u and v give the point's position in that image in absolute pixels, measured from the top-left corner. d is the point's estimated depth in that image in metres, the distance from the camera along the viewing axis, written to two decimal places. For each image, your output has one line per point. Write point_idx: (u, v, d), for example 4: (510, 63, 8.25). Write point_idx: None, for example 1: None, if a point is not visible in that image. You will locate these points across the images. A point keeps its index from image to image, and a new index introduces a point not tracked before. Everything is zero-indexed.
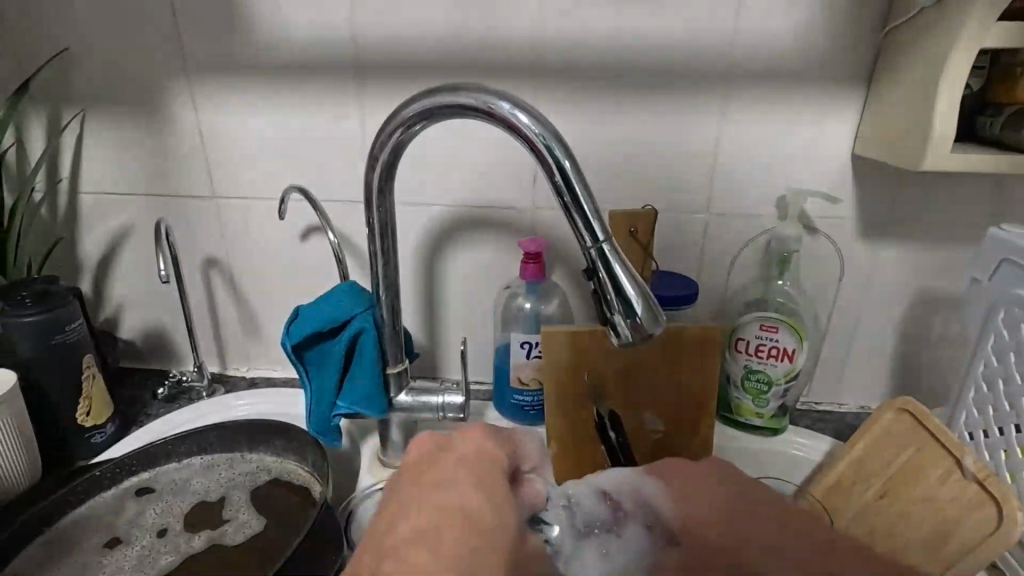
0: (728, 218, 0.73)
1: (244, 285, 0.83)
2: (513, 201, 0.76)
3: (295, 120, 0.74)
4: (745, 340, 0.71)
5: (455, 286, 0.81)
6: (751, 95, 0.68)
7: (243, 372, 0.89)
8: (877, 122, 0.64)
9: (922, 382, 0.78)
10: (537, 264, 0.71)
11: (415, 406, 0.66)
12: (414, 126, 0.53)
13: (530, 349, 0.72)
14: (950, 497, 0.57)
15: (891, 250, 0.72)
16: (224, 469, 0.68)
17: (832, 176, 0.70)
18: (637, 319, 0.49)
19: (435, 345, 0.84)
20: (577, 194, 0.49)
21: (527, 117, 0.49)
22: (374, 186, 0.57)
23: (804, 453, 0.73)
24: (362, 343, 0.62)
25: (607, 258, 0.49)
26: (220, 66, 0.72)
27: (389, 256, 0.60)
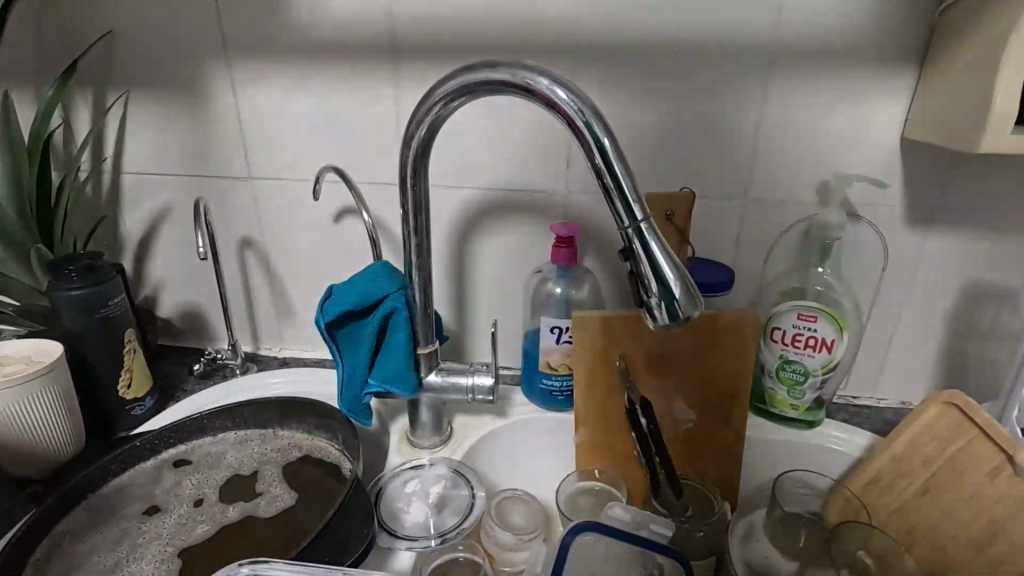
0: (766, 205, 0.71)
1: (278, 266, 0.85)
2: (545, 184, 0.75)
3: (329, 103, 0.74)
4: (782, 329, 0.69)
5: (485, 270, 0.80)
6: (796, 76, 0.65)
7: (277, 352, 0.91)
8: (931, 102, 0.61)
9: (968, 378, 0.75)
10: (570, 248, 0.70)
11: (445, 387, 0.66)
12: (452, 102, 0.52)
13: (560, 334, 0.72)
14: (1000, 493, 0.54)
15: (941, 240, 0.69)
16: (257, 444, 0.70)
17: (879, 161, 0.67)
18: (675, 302, 0.48)
19: (464, 329, 0.84)
20: (616, 173, 0.48)
21: (566, 93, 0.48)
22: (409, 165, 0.56)
23: (840, 448, 0.71)
24: (394, 323, 0.63)
25: (645, 239, 0.48)
26: (257, 49, 0.73)
27: (422, 236, 0.60)
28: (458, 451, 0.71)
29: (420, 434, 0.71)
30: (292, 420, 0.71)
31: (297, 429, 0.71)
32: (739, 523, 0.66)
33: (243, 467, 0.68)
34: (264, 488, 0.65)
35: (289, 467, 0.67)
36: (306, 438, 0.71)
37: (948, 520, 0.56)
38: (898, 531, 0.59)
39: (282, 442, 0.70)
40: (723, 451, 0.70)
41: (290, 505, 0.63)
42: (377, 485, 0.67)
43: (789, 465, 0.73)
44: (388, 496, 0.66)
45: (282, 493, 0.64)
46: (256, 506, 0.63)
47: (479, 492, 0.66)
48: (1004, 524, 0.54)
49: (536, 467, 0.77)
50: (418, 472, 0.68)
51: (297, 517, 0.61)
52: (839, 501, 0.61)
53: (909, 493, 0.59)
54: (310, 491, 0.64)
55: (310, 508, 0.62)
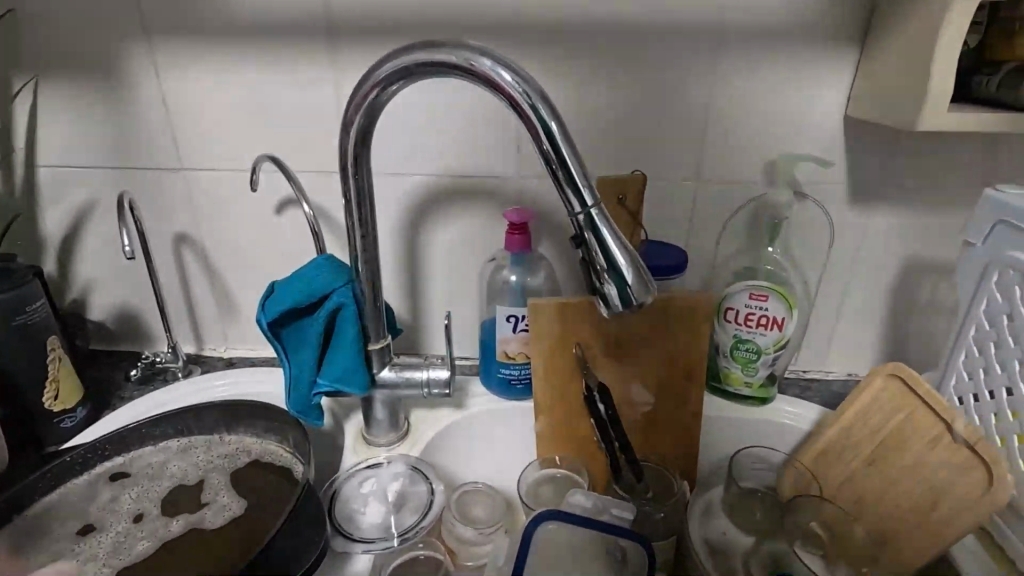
0: (717, 186, 0.71)
1: (218, 262, 0.80)
2: (495, 169, 0.73)
3: (263, 87, 0.69)
4: (735, 309, 0.70)
5: (438, 259, 0.78)
6: (742, 56, 0.65)
7: (222, 352, 0.86)
8: (871, 81, 0.61)
9: (909, 348, 0.78)
10: (523, 235, 0.68)
11: (400, 382, 0.64)
12: (390, 86, 0.49)
13: (516, 323, 0.70)
14: (938, 461, 0.56)
15: (883, 216, 0.71)
16: (202, 452, 0.67)
17: (824, 139, 0.68)
18: (629, 288, 0.47)
19: (419, 320, 0.82)
20: (564, 158, 0.46)
21: (510, 75, 0.46)
22: (349, 153, 0.53)
23: (792, 422, 0.73)
24: (341, 319, 0.60)
25: (595, 224, 0.47)
26: (181, 31, 0.67)
27: (367, 227, 0.57)
28: (417, 446, 0.70)
29: (375, 431, 0.69)
30: (240, 424, 0.67)
31: (245, 433, 0.67)
32: (698, 501, 0.66)
33: (188, 476, 0.64)
34: (210, 497, 0.62)
35: (237, 474, 0.64)
36: (255, 442, 0.67)
37: (892, 488, 0.58)
38: (846, 501, 0.61)
39: (229, 448, 0.67)
40: (680, 431, 0.71)
41: (238, 514, 0.60)
42: (332, 487, 0.65)
43: (744, 441, 0.74)
44: (344, 498, 0.64)
45: (230, 502, 0.61)
46: (201, 518, 0.60)
47: (438, 487, 0.64)
48: (943, 493, 0.55)
49: (497, 457, 0.76)
50: (375, 471, 0.66)
51: (247, 527, 0.58)
52: (791, 475, 0.63)
53: (856, 463, 0.60)
54: (260, 499, 0.61)
55: (261, 517, 0.59)
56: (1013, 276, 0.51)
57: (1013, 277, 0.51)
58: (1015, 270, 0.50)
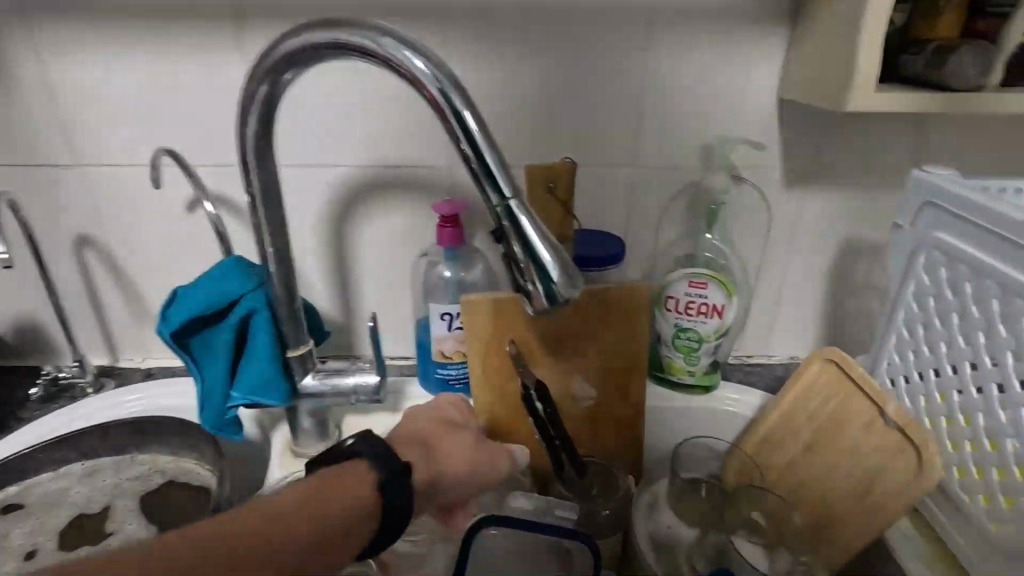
0: (654, 171, 0.69)
1: (126, 266, 0.74)
2: (423, 158, 0.68)
3: (160, 73, 0.63)
4: (675, 297, 0.68)
5: (368, 255, 0.74)
6: (673, 35, 0.62)
7: (138, 363, 0.80)
8: (801, 61, 0.60)
9: (847, 329, 0.78)
10: (455, 228, 0.64)
11: (326, 390, 0.60)
12: (286, 72, 0.45)
13: (451, 320, 0.67)
14: (872, 446, 0.55)
15: (818, 198, 0.70)
16: (109, 475, 0.61)
17: (758, 122, 0.66)
18: (554, 285, 0.44)
19: (352, 320, 0.78)
20: (479, 146, 0.43)
21: (415, 56, 0.42)
22: (248, 145, 0.48)
23: (735, 409, 0.72)
24: (254, 326, 0.56)
25: (515, 217, 0.44)
26: (62, 11, 0.60)
27: (276, 224, 0.52)
28: None
29: (302, 443, 0.64)
30: (151, 442, 0.62)
31: (158, 451, 0.62)
32: (643, 495, 0.65)
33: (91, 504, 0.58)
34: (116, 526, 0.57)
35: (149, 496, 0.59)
36: (170, 460, 0.62)
37: (830, 473, 0.58)
38: (787, 489, 0.60)
39: (140, 469, 0.61)
40: (624, 424, 0.69)
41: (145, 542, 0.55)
42: None
43: (689, 430, 0.73)
44: None
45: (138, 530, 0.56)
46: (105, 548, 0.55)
47: None
48: (877, 477, 0.55)
49: None
50: None
51: None
52: (735, 463, 0.62)
53: (796, 450, 0.60)
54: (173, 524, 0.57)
55: None
56: (939, 257, 0.50)
57: (939, 258, 0.50)
58: (940, 251, 0.50)
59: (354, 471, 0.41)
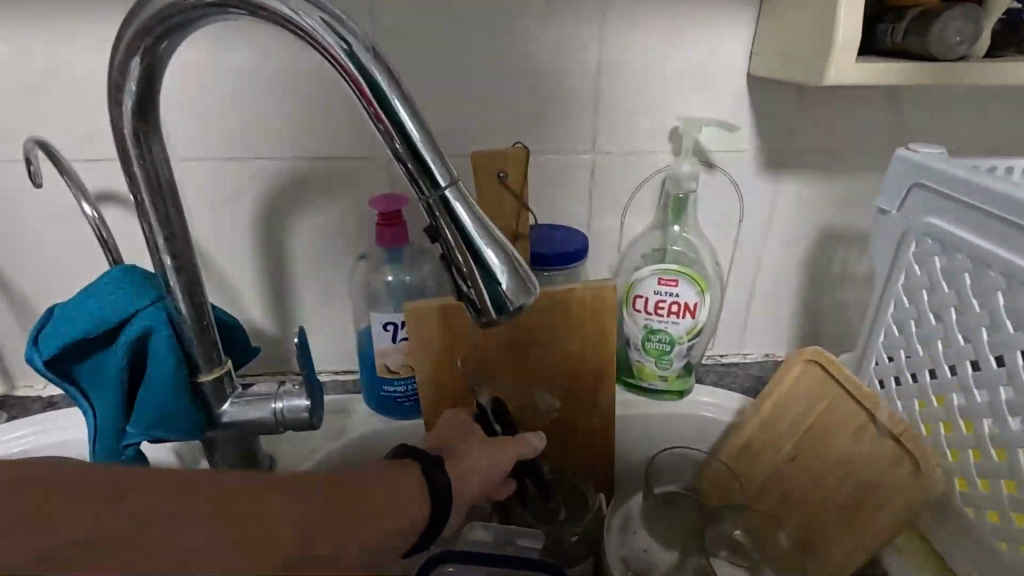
0: (617, 158, 0.63)
1: (14, 279, 0.63)
2: (358, 147, 0.60)
3: (37, 51, 0.53)
4: (643, 296, 0.62)
5: (300, 258, 0.65)
6: (633, 4, 0.56)
7: (38, 390, 0.69)
8: (773, 32, 0.55)
9: (824, 323, 0.73)
10: (396, 227, 0.57)
11: (246, 419, 0.51)
12: (162, 40, 0.36)
13: (396, 331, 0.59)
14: (863, 455, 0.50)
15: (792, 184, 0.65)
16: None
17: (727, 101, 0.61)
18: (501, 291, 0.37)
19: (287, 333, 0.69)
20: (405, 127, 0.35)
21: (320, 18, 0.34)
22: (128, 131, 0.40)
23: (711, 414, 0.66)
24: (150, 348, 0.46)
25: (453, 211, 0.37)
26: None
27: (172, 226, 0.44)
28: None
29: None
30: None
31: None
32: (614, 515, 0.57)
33: None
34: None
35: None
36: None
37: (817, 484, 0.53)
38: (771, 503, 0.55)
39: None
40: (593, 438, 0.63)
41: None
42: None
43: (663, 439, 0.68)
44: None
45: None
46: None
47: None
48: (869, 489, 0.50)
49: None
50: None
51: None
52: (711, 475, 0.56)
53: (780, 460, 0.54)
54: None
55: None
56: (931, 245, 0.45)
57: (931, 246, 0.45)
58: (932, 239, 0.45)
59: (405, 482, 0.41)
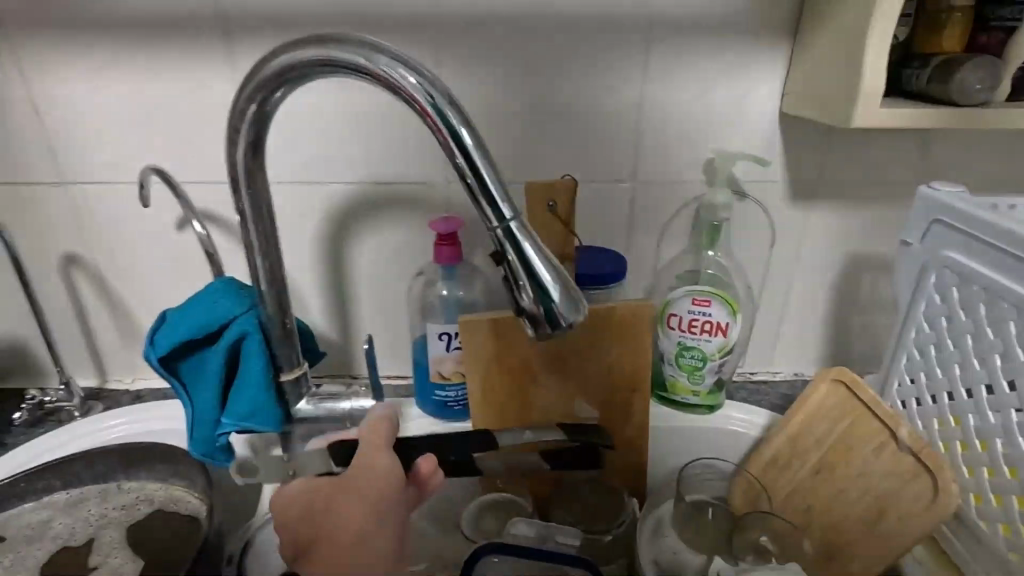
0: (655, 186, 0.68)
1: (115, 286, 0.72)
2: (420, 173, 0.67)
3: (150, 89, 0.62)
4: (678, 315, 0.67)
5: (362, 273, 0.72)
6: (673, 51, 0.61)
7: (127, 384, 0.77)
8: (804, 76, 0.59)
9: (852, 345, 0.77)
10: (454, 246, 0.63)
11: (321, 415, 0.58)
12: (276, 91, 0.43)
13: (449, 340, 0.65)
14: (884, 470, 0.53)
15: (822, 213, 0.69)
16: (94, 504, 0.58)
17: (760, 137, 0.65)
18: (554, 308, 0.43)
19: (348, 339, 0.76)
20: (477, 167, 0.41)
21: (411, 75, 0.40)
22: (240, 166, 0.47)
23: (740, 428, 0.70)
24: (245, 349, 0.54)
25: (515, 239, 0.42)
26: (48, 25, 0.59)
27: (269, 246, 0.51)
28: None
29: None
30: (139, 468, 0.59)
31: (147, 478, 0.59)
32: (648, 517, 0.62)
33: (77, 535, 0.55)
34: (100, 560, 0.54)
35: (136, 528, 0.56)
36: (159, 488, 0.59)
37: (840, 497, 0.55)
38: (795, 514, 0.58)
39: (127, 497, 0.58)
40: (628, 446, 0.67)
41: None
42: (244, 534, 0.57)
43: (694, 450, 0.72)
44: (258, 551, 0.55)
45: (125, 563, 0.53)
46: None
47: None
48: (889, 501, 0.53)
49: None
50: None
51: None
52: (741, 484, 0.60)
53: (805, 473, 0.58)
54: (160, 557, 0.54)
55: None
56: (951, 276, 0.49)
57: (951, 278, 0.49)
58: (951, 270, 0.49)
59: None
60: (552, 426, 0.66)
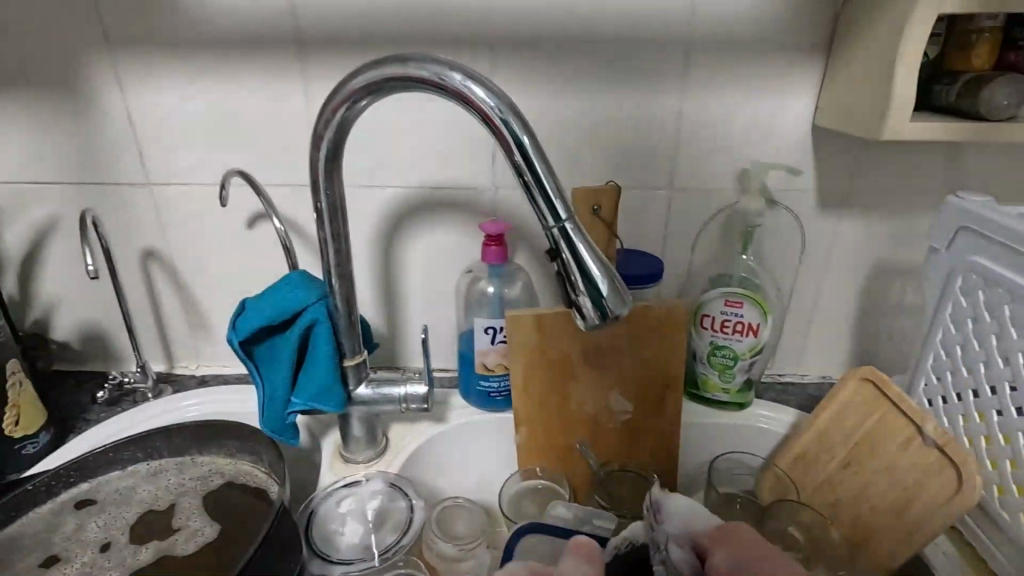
0: (691, 194, 0.72)
1: (187, 278, 0.78)
2: (469, 179, 0.72)
3: (230, 100, 0.68)
4: (711, 316, 0.70)
5: (412, 271, 0.77)
6: (712, 67, 0.65)
7: (193, 370, 0.84)
8: (837, 91, 0.63)
9: (880, 350, 0.79)
10: (501, 247, 0.67)
11: (377, 398, 0.63)
12: (359, 101, 0.49)
13: (494, 334, 0.70)
14: (910, 463, 0.56)
15: (852, 221, 0.72)
16: (173, 474, 0.64)
17: (793, 148, 0.69)
18: (604, 301, 0.47)
19: (397, 333, 0.81)
20: (537, 171, 0.46)
21: (481, 90, 0.45)
22: (320, 167, 0.52)
23: (769, 426, 0.73)
24: (315, 335, 0.59)
25: (569, 237, 0.47)
26: (144, 42, 0.66)
27: (341, 241, 0.56)
28: (396, 462, 0.69)
29: (353, 449, 0.68)
30: (213, 444, 0.65)
31: (219, 453, 0.65)
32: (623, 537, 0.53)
33: (159, 501, 0.61)
34: (181, 522, 0.59)
35: (211, 495, 0.61)
36: (229, 463, 0.64)
37: (867, 490, 0.58)
38: (823, 505, 0.61)
39: (202, 469, 0.64)
40: (660, 439, 0.71)
41: (212, 539, 0.57)
42: (308, 506, 0.62)
43: (724, 446, 0.75)
44: (320, 521, 0.61)
45: (203, 526, 0.58)
46: (172, 544, 0.57)
47: (419, 501, 0.62)
48: (915, 493, 0.55)
49: (479, 466, 0.76)
50: (353, 490, 0.64)
51: (216, 552, 0.56)
52: (771, 479, 0.63)
53: (833, 467, 0.61)
54: (232, 521, 0.59)
55: (234, 540, 0.57)
56: (977, 280, 0.52)
57: (976, 281, 0.52)
58: (976, 274, 0.52)
59: None
60: (589, 419, 0.70)
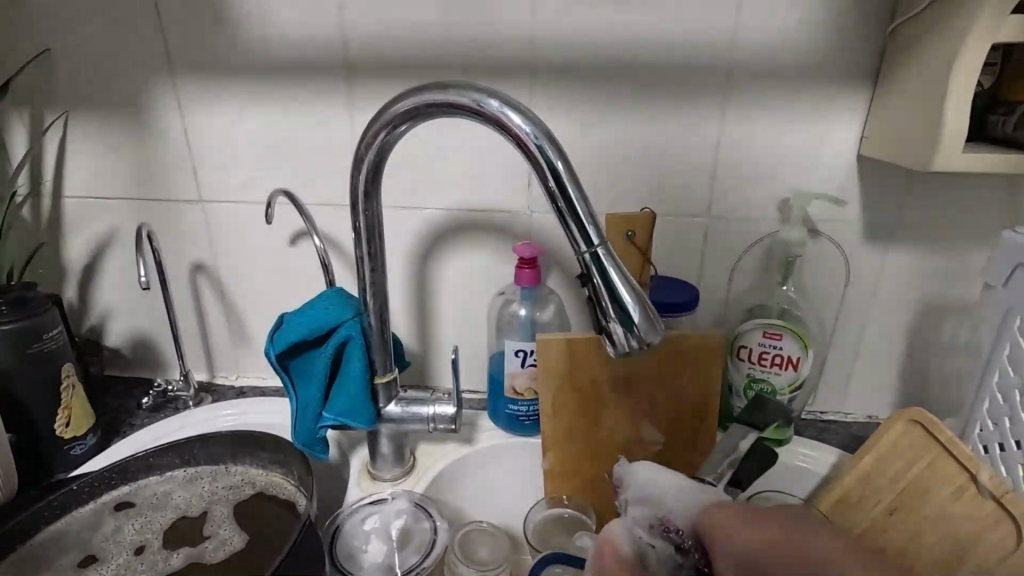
0: (729, 222, 0.70)
1: (231, 292, 0.81)
2: (504, 203, 0.73)
3: (280, 123, 0.71)
4: (748, 348, 0.68)
5: (445, 292, 0.78)
6: (752, 95, 0.65)
7: (232, 381, 0.87)
8: (883, 121, 0.61)
9: (932, 391, 0.75)
10: (533, 270, 0.67)
11: (405, 416, 0.64)
12: (399, 126, 0.50)
13: (524, 358, 0.69)
14: (963, 516, 0.52)
15: (901, 254, 0.69)
16: (207, 482, 0.65)
17: (837, 178, 0.67)
18: (635, 329, 0.46)
19: (427, 352, 0.82)
20: (570, 197, 0.46)
21: (518, 116, 0.46)
22: (360, 187, 0.54)
23: (810, 465, 0.70)
24: (348, 352, 0.61)
25: (601, 263, 0.47)
26: (204, 67, 0.70)
27: (377, 260, 0.57)
28: (421, 482, 0.69)
29: (379, 466, 0.68)
30: (245, 454, 0.66)
31: (250, 464, 0.66)
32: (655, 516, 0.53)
33: (191, 508, 0.63)
34: (212, 530, 0.60)
35: (241, 505, 0.62)
36: (260, 473, 0.65)
37: (917, 543, 0.53)
38: None
39: (234, 479, 0.65)
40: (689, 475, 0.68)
41: (239, 549, 0.58)
42: (334, 522, 0.63)
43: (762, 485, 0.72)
44: (345, 539, 0.61)
45: (230, 536, 0.59)
46: (202, 551, 0.58)
47: (443, 523, 0.62)
48: (968, 545, 0.51)
49: (503, 490, 0.75)
50: (378, 507, 0.64)
51: (244, 562, 0.56)
52: None
53: (877, 512, 0.55)
54: (260, 531, 0.60)
55: (262, 551, 0.58)
56: None
57: None
58: None
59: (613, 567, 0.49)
60: (617, 448, 0.68)
